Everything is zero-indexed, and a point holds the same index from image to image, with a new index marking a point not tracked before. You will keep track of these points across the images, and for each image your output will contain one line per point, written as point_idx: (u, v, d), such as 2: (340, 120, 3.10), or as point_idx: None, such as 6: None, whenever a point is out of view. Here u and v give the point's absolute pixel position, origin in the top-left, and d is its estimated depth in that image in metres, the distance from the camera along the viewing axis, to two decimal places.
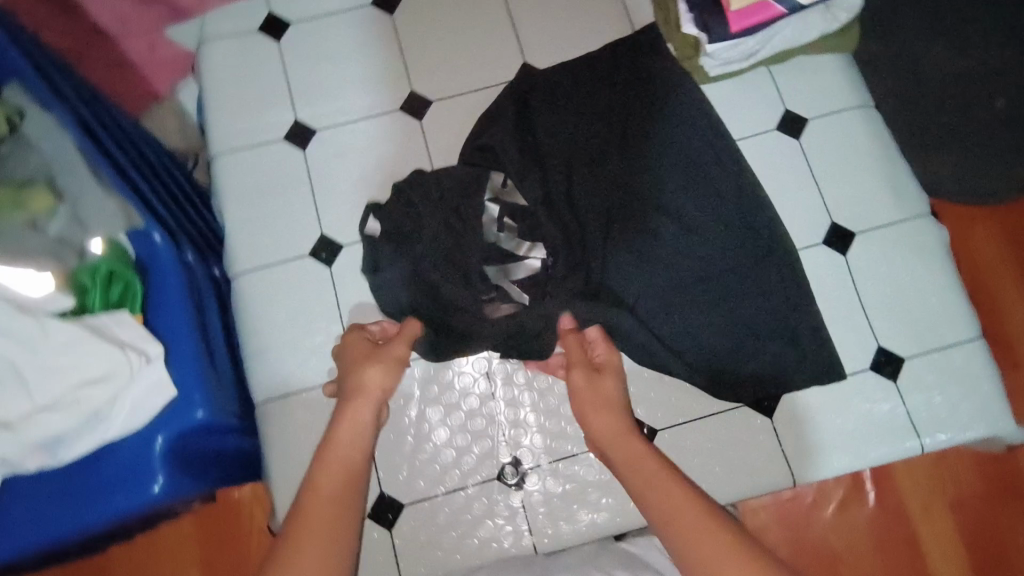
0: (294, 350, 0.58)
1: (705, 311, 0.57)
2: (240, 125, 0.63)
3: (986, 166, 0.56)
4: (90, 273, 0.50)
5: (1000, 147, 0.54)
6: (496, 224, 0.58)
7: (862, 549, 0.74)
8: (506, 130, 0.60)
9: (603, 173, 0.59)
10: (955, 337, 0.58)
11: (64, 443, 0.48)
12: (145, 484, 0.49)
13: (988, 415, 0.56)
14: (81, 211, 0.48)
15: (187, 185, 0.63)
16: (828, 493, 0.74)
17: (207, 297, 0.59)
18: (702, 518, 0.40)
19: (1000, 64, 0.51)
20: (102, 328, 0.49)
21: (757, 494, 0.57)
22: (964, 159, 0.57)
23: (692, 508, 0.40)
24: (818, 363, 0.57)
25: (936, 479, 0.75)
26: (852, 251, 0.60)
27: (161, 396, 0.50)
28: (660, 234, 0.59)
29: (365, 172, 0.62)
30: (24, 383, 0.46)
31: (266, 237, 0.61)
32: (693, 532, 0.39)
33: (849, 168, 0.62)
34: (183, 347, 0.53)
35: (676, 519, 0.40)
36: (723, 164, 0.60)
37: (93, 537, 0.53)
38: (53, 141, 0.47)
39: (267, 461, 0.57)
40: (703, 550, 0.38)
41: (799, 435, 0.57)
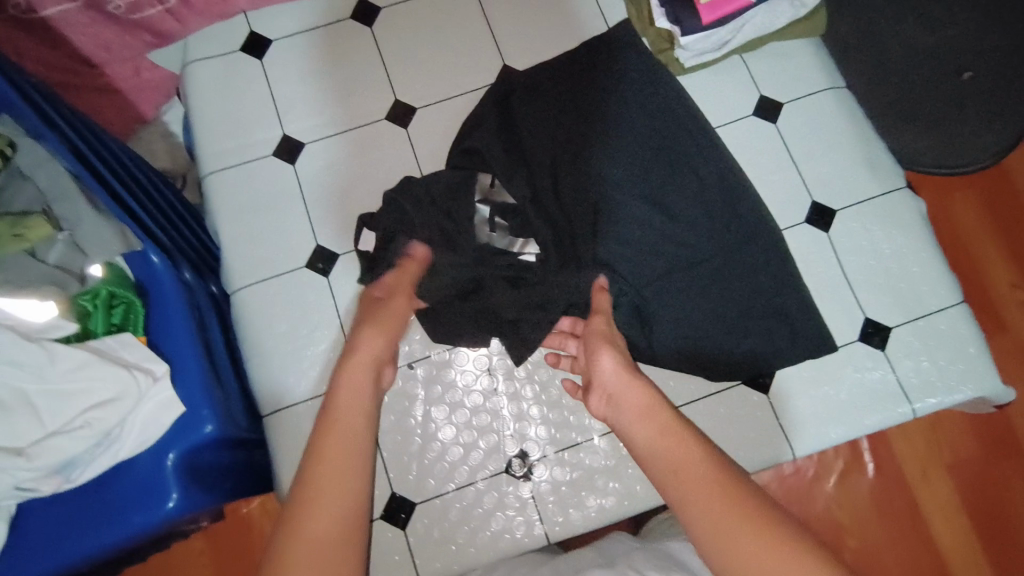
0: (297, 359, 0.60)
1: (698, 296, 0.59)
2: (227, 142, 0.64)
3: (940, 145, 0.59)
4: (89, 297, 0.52)
5: (963, 120, 0.57)
6: (487, 224, 0.59)
7: (865, 518, 0.79)
8: (490, 131, 0.61)
9: (586, 166, 0.60)
10: (940, 303, 0.59)
11: (78, 464, 0.49)
12: (161, 499, 0.51)
13: (979, 377, 0.58)
14: (81, 238, 0.50)
15: (180, 205, 0.64)
16: (829, 466, 0.79)
17: (207, 312, 0.60)
18: (713, 470, 0.43)
19: (980, 35, 0.54)
20: (106, 350, 0.51)
21: (759, 471, 0.58)
22: (923, 139, 0.60)
23: (705, 461, 0.43)
24: (810, 341, 0.58)
25: (933, 445, 0.81)
26: (835, 228, 0.61)
27: (170, 413, 0.52)
28: (647, 222, 0.60)
29: (355, 180, 0.63)
30: (35, 409, 0.48)
31: (261, 250, 0.62)
32: (704, 480, 0.42)
33: (827, 147, 0.63)
34: (188, 364, 0.54)
35: (687, 467, 0.43)
36: (703, 151, 0.62)
37: (112, 556, 0.55)
38: (48, 170, 0.48)
39: (280, 469, 0.58)
40: (715, 500, 0.41)
41: (798, 412, 0.58)
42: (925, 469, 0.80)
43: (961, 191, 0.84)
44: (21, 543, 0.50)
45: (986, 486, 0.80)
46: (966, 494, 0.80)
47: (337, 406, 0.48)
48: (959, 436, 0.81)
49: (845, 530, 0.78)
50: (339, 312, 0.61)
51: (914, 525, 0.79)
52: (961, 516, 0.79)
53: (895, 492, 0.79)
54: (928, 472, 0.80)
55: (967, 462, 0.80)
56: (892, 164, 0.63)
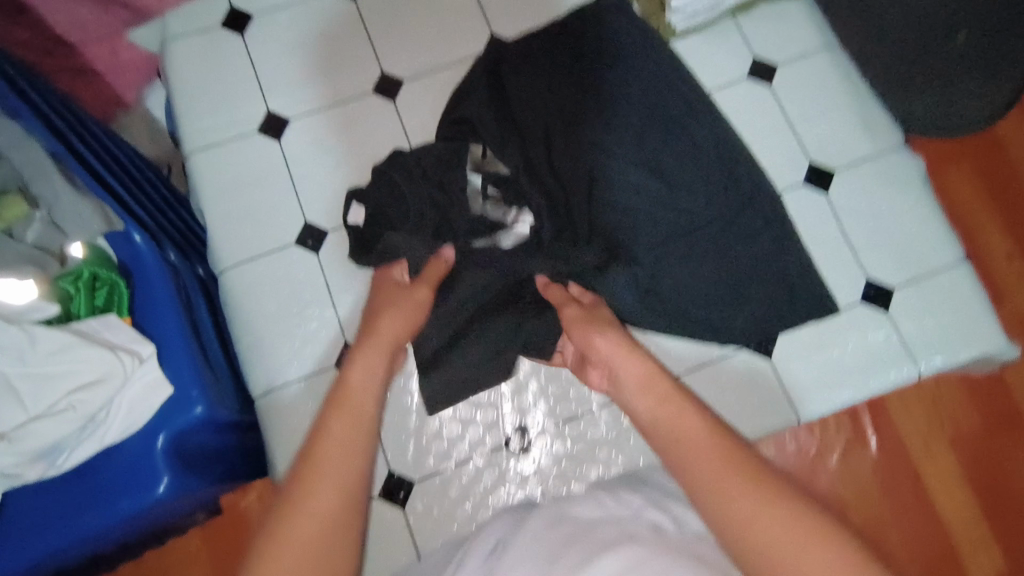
0: (289, 339, 0.58)
1: (696, 261, 0.58)
2: (211, 121, 0.62)
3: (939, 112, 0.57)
4: (71, 279, 0.50)
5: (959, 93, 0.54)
6: (481, 195, 0.58)
7: (870, 494, 0.77)
8: (480, 102, 0.60)
9: (580, 134, 0.59)
10: (942, 262, 0.58)
11: (63, 448, 0.48)
12: (151, 484, 0.49)
13: (980, 334, 0.57)
14: (58, 216, 0.48)
15: (164, 187, 0.63)
16: (832, 442, 0.77)
17: (194, 293, 0.59)
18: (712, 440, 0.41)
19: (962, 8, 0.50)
20: (91, 333, 0.49)
21: (761, 437, 0.58)
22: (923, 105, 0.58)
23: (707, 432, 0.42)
24: (812, 303, 0.57)
25: (934, 417, 0.79)
26: (833, 189, 0.60)
27: (159, 394, 0.50)
28: (643, 189, 0.58)
29: (343, 157, 0.62)
30: (16, 393, 0.46)
31: (250, 231, 0.60)
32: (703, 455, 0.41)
33: (822, 108, 0.62)
34: (176, 347, 0.52)
35: (686, 440, 0.42)
36: (698, 115, 0.60)
37: (104, 542, 0.53)
38: (24, 151, 0.45)
39: (275, 451, 0.57)
40: (714, 473, 0.39)
41: (799, 377, 0.58)
42: (927, 441, 0.79)
43: (955, 163, 0.83)
44: (8, 531, 0.49)
45: (985, 456, 0.78)
46: (968, 466, 0.78)
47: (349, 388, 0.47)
48: (959, 407, 0.79)
49: (849, 504, 0.77)
50: (331, 291, 0.59)
51: (915, 497, 0.78)
52: (964, 486, 0.78)
53: (897, 466, 0.78)
54: (929, 444, 0.79)
55: (968, 434, 0.79)
56: (889, 125, 0.62)
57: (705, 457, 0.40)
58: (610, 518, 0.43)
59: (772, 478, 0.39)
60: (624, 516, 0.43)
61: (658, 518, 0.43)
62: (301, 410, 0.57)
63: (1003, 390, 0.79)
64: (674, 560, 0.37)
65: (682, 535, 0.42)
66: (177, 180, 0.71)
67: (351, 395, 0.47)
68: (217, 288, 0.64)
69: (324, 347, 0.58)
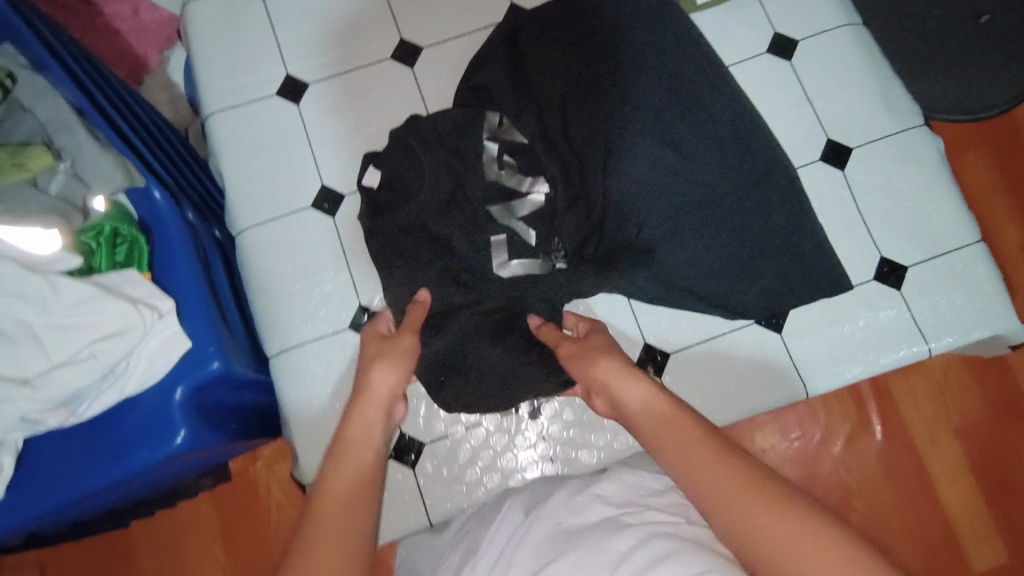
0: (305, 301, 0.59)
1: (708, 234, 0.58)
2: (231, 83, 0.63)
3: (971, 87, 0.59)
4: (93, 234, 0.51)
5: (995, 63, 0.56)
6: (496, 162, 0.58)
7: (874, 482, 0.78)
8: (499, 69, 0.61)
9: (598, 102, 0.58)
10: (956, 242, 0.58)
11: (85, 397, 0.49)
12: (168, 436, 0.50)
13: (992, 314, 0.57)
14: (81, 168, 0.48)
15: (184, 149, 0.63)
16: (836, 429, 0.79)
17: (212, 255, 0.59)
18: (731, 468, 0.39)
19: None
20: (113, 285, 0.50)
21: (769, 409, 0.59)
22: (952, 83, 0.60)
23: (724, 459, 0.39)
24: (823, 278, 0.57)
25: (943, 409, 0.79)
26: (850, 166, 0.60)
27: (176, 349, 0.51)
28: (659, 160, 0.58)
29: (361, 124, 0.63)
30: (39, 341, 0.46)
31: (269, 194, 0.61)
32: (722, 487, 0.38)
33: (843, 85, 0.62)
34: (194, 303, 0.54)
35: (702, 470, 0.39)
36: (717, 87, 0.59)
37: (121, 492, 0.55)
38: (49, 103, 0.48)
39: (288, 408, 0.58)
40: (745, 507, 0.37)
41: (810, 352, 0.58)
42: (934, 434, 0.79)
43: (971, 151, 0.83)
44: (28, 478, 0.50)
45: (993, 450, 0.79)
46: (975, 459, 0.78)
47: (349, 443, 0.44)
48: (968, 400, 0.79)
49: (851, 491, 0.78)
50: (345, 254, 0.60)
51: (920, 488, 0.78)
52: (968, 478, 0.78)
53: (903, 455, 0.79)
54: (936, 436, 0.79)
55: (976, 426, 0.79)
56: (909, 103, 0.61)
57: (716, 468, 0.39)
58: (635, 508, 0.46)
59: (779, 481, 0.38)
60: (650, 509, 0.45)
61: (680, 506, 0.46)
62: (314, 369, 0.59)
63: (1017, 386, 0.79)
64: (693, 545, 0.40)
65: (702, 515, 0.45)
66: (196, 144, 0.72)
67: (354, 447, 0.44)
68: (233, 250, 0.65)
69: (339, 309, 0.59)
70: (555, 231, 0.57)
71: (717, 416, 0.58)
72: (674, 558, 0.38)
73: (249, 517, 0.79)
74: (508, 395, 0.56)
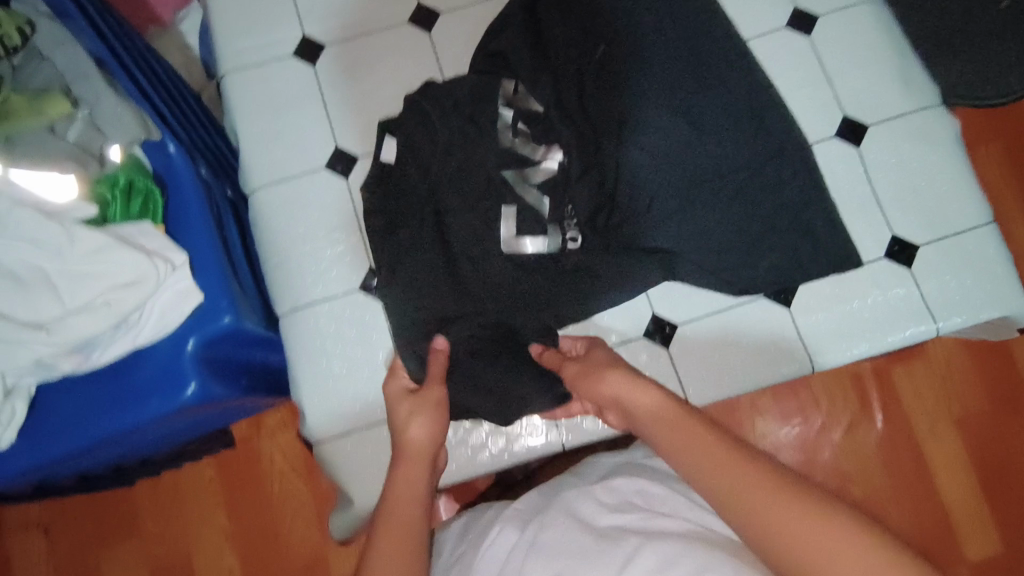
0: (314, 262, 0.60)
1: (721, 209, 0.57)
2: (249, 43, 0.64)
3: None
4: (108, 186, 0.51)
5: None
6: (510, 129, 0.58)
7: (872, 470, 0.78)
8: (517, 35, 0.61)
9: (614, 74, 0.59)
10: (969, 222, 0.58)
11: (99, 344, 0.50)
12: (178, 387, 0.51)
13: (1003, 296, 0.57)
14: (99, 118, 0.49)
15: (199, 108, 0.64)
16: (838, 417, 0.79)
17: (224, 212, 0.60)
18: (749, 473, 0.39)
19: None
20: (128, 237, 0.50)
21: (774, 384, 0.59)
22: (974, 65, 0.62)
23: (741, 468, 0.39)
24: (836, 253, 0.57)
25: (944, 397, 0.79)
26: (865, 143, 0.60)
27: (189, 302, 0.51)
28: (673, 132, 0.58)
29: (377, 87, 0.63)
30: (53, 287, 0.47)
31: (282, 154, 0.62)
32: (740, 488, 0.38)
33: (860, 61, 0.61)
34: (207, 259, 0.54)
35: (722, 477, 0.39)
36: (733, 62, 0.60)
37: (129, 442, 0.55)
38: (66, 52, 0.48)
39: (295, 368, 0.59)
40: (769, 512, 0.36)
41: (818, 328, 0.58)
42: (934, 422, 0.79)
43: (983, 144, 0.82)
44: (39, 424, 0.51)
45: (992, 441, 0.79)
46: (974, 451, 0.79)
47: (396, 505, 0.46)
48: (970, 389, 0.79)
49: (850, 479, 0.78)
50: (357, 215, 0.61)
51: (917, 475, 0.78)
52: (966, 470, 0.79)
53: (903, 443, 0.79)
54: (936, 425, 0.79)
55: (977, 419, 0.79)
56: (928, 82, 0.61)
57: (736, 472, 0.39)
58: (643, 512, 0.47)
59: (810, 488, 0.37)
60: (659, 513, 0.47)
61: (677, 513, 0.46)
62: (324, 329, 0.59)
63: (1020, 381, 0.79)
64: (699, 556, 0.41)
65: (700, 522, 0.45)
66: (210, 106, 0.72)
67: (400, 508, 0.45)
68: (245, 210, 0.65)
69: (348, 270, 0.60)
70: (568, 201, 0.57)
71: (722, 391, 0.58)
72: (682, 563, 0.40)
73: (254, 488, 0.81)
74: (503, 410, 0.56)
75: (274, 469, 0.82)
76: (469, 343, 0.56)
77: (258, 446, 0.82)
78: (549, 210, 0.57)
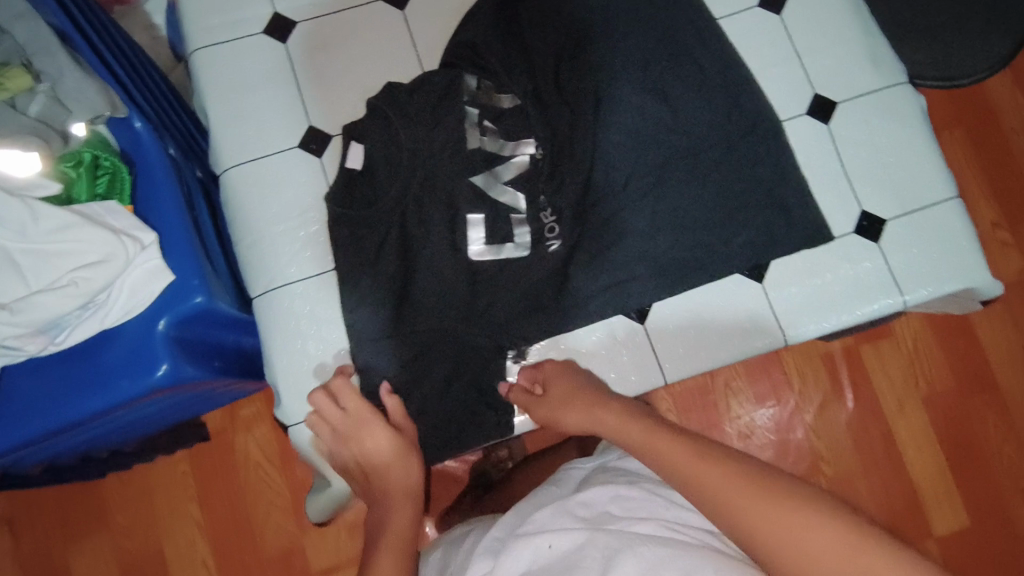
0: (289, 241, 0.59)
1: (695, 185, 0.59)
2: (218, 19, 0.63)
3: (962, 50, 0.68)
4: (72, 164, 0.49)
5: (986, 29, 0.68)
6: (478, 129, 0.57)
7: (842, 449, 0.80)
8: (485, 25, 0.60)
9: (585, 58, 0.60)
10: (936, 198, 0.59)
11: (64, 325, 0.49)
12: (149, 368, 0.50)
13: (968, 270, 0.58)
14: (61, 92, 0.47)
15: (166, 87, 0.62)
16: (809, 397, 0.81)
17: (195, 191, 0.60)
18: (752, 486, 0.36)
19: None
20: (94, 216, 0.48)
21: (747, 359, 0.59)
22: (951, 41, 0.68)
23: (747, 486, 0.37)
24: (808, 227, 0.58)
25: (912, 377, 0.81)
26: (835, 120, 0.61)
27: (159, 281, 0.50)
28: (645, 111, 0.59)
29: (351, 66, 0.63)
30: (17, 267, 0.46)
31: (253, 131, 0.61)
32: (746, 505, 0.36)
33: (830, 39, 0.62)
34: (178, 238, 0.52)
35: (727, 501, 0.37)
36: (705, 43, 0.61)
37: (98, 426, 0.54)
38: (27, 24, 0.45)
39: (269, 352, 0.57)
40: (777, 532, 0.34)
41: (790, 303, 0.59)
42: (902, 402, 0.81)
43: (947, 130, 0.85)
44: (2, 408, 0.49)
45: (958, 420, 0.81)
46: (941, 429, 0.81)
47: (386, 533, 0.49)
48: (937, 370, 0.81)
49: (821, 458, 0.80)
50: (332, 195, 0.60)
51: (886, 453, 0.80)
52: (934, 447, 0.80)
53: (873, 423, 0.81)
54: (903, 404, 0.81)
55: (943, 398, 0.81)
56: (896, 61, 0.62)
57: (736, 485, 0.37)
58: (623, 518, 0.45)
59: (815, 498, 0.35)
60: (638, 517, 0.45)
61: (656, 518, 0.45)
62: (299, 311, 0.58)
63: (982, 359, 0.81)
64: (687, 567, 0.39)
65: (687, 529, 0.44)
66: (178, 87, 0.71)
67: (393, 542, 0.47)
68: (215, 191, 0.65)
69: (322, 250, 0.59)
70: (546, 192, 0.58)
71: (700, 364, 0.59)
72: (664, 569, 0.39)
73: (228, 479, 0.80)
74: (456, 438, 0.56)
75: (248, 460, 0.80)
76: (445, 330, 0.56)
77: (231, 436, 0.81)
78: (524, 210, 0.57)
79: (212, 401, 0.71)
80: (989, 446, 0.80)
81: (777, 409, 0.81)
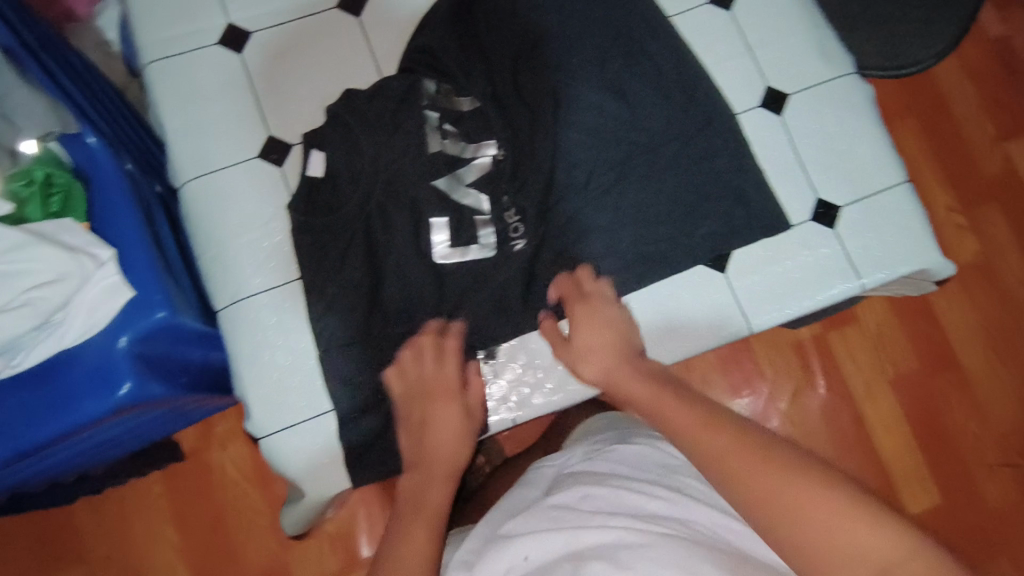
0: (251, 252, 0.59)
1: (655, 180, 0.59)
2: (170, 33, 0.62)
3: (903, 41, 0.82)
4: (24, 182, 0.49)
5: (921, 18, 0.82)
6: (439, 132, 0.59)
7: (814, 434, 0.82)
8: (443, 30, 0.62)
9: (542, 58, 0.60)
10: (887, 182, 0.61)
11: (21, 348, 0.48)
12: (111, 387, 0.49)
13: (921, 251, 0.60)
14: (11, 108, 0.47)
15: (120, 103, 0.62)
16: (781, 386, 0.83)
17: (154, 206, 0.59)
18: (736, 446, 0.38)
19: None
20: (48, 234, 0.47)
21: (712, 348, 0.60)
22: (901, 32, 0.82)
23: (738, 445, 0.38)
24: (766, 216, 0.59)
25: (879, 360, 0.84)
26: (788, 110, 0.62)
27: (118, 298, 0.49)
28: (603, 108, 0.59)
29: (308, 75, 0.63)
30: None
31: (211, 144, 0.61)
32: (733, 464, 0.37)
33: (780, 33, 0.64)
34: (136, 253, 0.52)
35: (722, 458, 0.37)
36: (658, 37, 0.61)
37: (60, 450, 0.53)
38: None
39: (235, 362, 0.58)
40: (765, 485, 0.35)
41: (752, 291, 0.60)
42: (869, 384, 0.83)
43: (900, 120, 0.88)
44: None
45: (924, 399, 0.83)
46: (909, 408, 0.83)
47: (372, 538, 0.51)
48: (902, 352, 0.84)
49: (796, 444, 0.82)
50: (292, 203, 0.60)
51: (857, 435, 0.82)
52: (903, 427, 0.82)
53: (845, 407, 0.83)
54: (871, 386, 0.83)
55: (909, 378, 0.83)
56: (844, 52, 0.64)
57: (724, 444, 0.38)
58: (596, 515, 0.45)
59: (796, 453, 0.36)
60: (610, 512, 0.45)
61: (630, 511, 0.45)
62: (264, 322, 0.58)
63: (943, 339, 0.84)
64: (666, 557, 0.39)
65: (664, 519, 0.44)
66: None
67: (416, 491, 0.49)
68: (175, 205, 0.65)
69: (286, 260, 0.59)
70: (508, 193, 0.59)
71: (668, 355, 0.60)
72: (644, 560, 0.39)
73: (204, 501, 0.79)
74: None
75: (224, 481, 0.79)
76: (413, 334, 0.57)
77: (207, 456, 0.79)
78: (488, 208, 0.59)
79: (182, 419, 0.69)
80: (954, 422, 0.82)
81: (750, 399, 0.83)
